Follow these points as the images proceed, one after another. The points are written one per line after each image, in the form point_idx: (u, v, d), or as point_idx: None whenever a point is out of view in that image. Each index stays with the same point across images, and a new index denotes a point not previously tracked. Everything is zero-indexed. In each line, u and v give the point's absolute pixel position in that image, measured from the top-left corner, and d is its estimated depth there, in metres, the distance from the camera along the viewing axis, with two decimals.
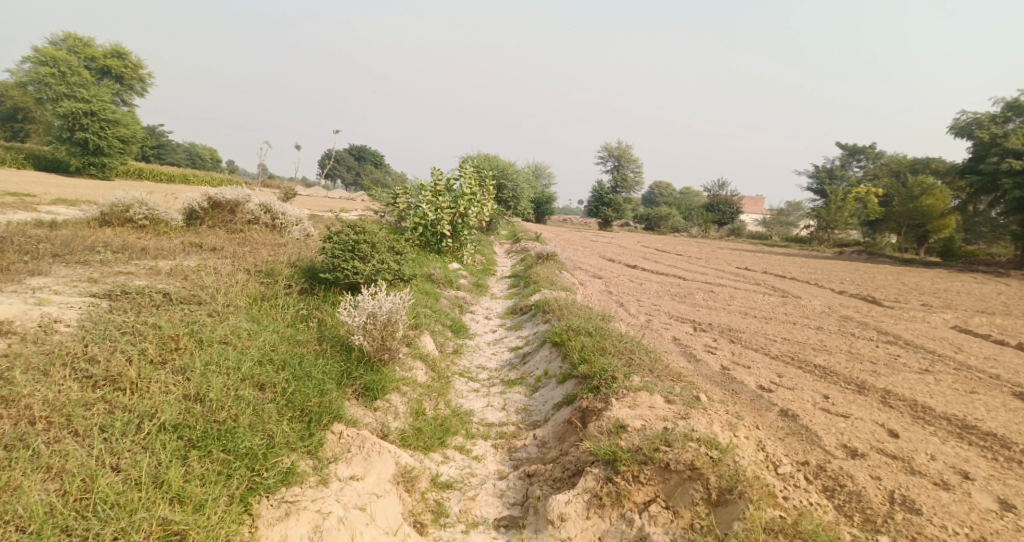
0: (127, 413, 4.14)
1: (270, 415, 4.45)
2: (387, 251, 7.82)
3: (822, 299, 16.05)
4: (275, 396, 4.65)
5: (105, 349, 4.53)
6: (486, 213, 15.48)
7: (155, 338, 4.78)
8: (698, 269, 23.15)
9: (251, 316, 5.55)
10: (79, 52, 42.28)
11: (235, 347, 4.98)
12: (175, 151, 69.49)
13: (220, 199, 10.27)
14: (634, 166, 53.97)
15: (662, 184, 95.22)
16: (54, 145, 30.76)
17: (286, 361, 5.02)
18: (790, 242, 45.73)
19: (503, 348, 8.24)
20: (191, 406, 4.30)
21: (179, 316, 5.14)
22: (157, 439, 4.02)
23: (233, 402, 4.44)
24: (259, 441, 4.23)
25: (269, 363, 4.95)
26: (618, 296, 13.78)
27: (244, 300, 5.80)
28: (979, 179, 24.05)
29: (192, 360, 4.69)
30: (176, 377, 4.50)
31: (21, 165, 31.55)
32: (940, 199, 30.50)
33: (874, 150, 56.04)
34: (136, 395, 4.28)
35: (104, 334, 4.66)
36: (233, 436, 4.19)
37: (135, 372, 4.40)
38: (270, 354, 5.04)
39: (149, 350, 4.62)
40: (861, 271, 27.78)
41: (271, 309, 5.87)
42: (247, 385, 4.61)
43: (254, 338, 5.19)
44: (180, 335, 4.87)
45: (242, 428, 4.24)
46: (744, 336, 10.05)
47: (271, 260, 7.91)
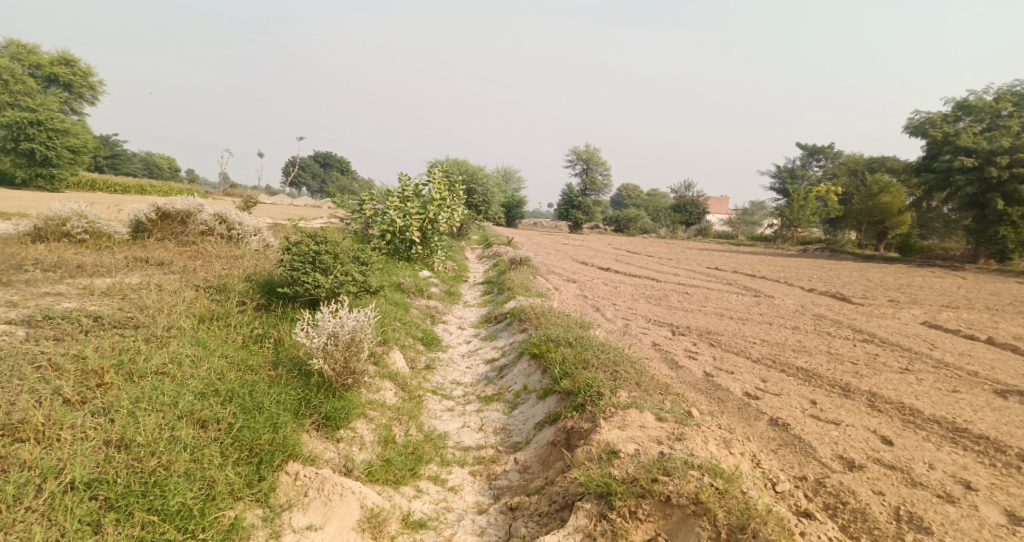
0: (24, 471, 3.59)
1: (211, 459, 3.96)
2: (352, 262, 7.35)
3: (794, 298, 16.02)
4: (219, 434, 4.16)
5: (10, 391, 3.96)
6: (456, 218, 15.05)
7: (74, 373, 4.23)
8: (669, 270, 23.09)
9: (194, 339, 5.02)
10: (23, 60, 40.60)
11: (173, 379, 4.47)
12: (131, 162, 67.40)
13: (169, 209, 9.67)
14: (602, 168, 54.20)
15: (629, 186, 95.91)
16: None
17: (234, 392, 4.53)
18: (756, 241, 46.31)
19: (478, 361, 7.82)
20: (111, 456, 3.78)
21: (106, 344, 4.59)
22: (62, 504, 3.51)
23: (166, 447, 3.93)
24: (196, 495, 3.75)
25: (213, 395, 4.45)
26: (593, 300, 13.48)
27: (187, 321, 5.27)
28: (934, 176, 24.48)
29: (119, 398, 4.16)
30: (95, 420, 3.96)
31: None
32: (897, 196, 31.08)
33: (832, 150, 57.25)
34: (40, 447, 3.72)
35: (11, 373, 4.10)
36: (162, 491, 3.70)
37: (42, 418, 3.84)
38: (216, 385, 4.54)
39: (64, 390, 4.06)
40: (827, 268, 28.09)
41: (220, 330, 5.36)
42: (184, 425, 4.11)
43: (196, 366, 4.68)
44: (105, 369, 4.33)
45: (174, 481, 3.75)
46: (724, 340, 9.82)
47: (224, 274, 7.37)
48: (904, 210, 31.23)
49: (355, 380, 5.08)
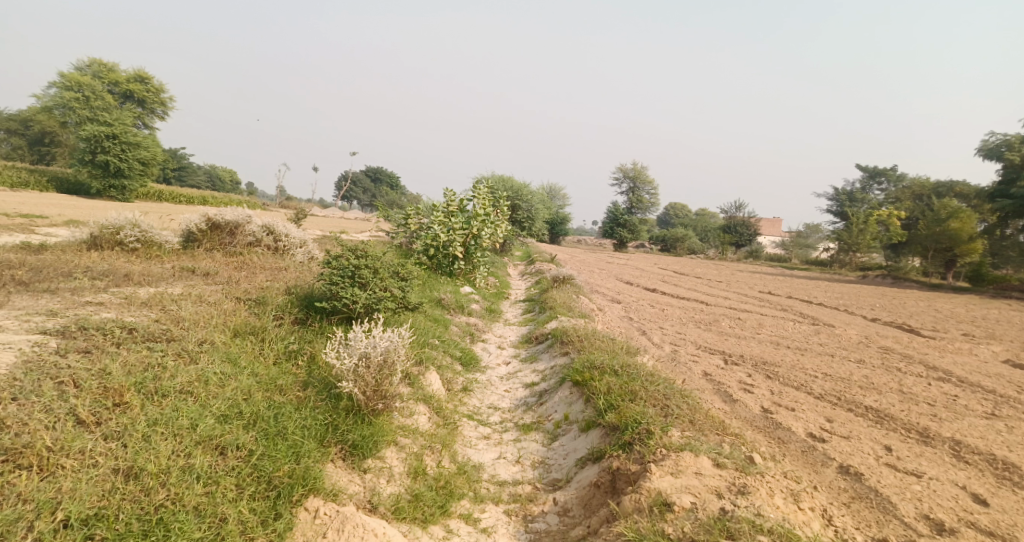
0: (21, 503, 3.43)
1: (224, 494, 3.78)
2: (392, 277, 7.14)
3: (856, 328, 15.12)
4: (237, 464, 3.97)
5: (24, 409, 3.85)
6: (500, 234, 14.81)
7: (95, 391, 4.11)
8: (720, 294, 22.28)
9: (225, 355, 4.88)
10: (102, 77, 42.88)
11: (197, 399, 4.32)
12: (196, 173, 70.20)
13: (218, 220, 9.74)
14: (651, 187, 53.33)
15: (679, 206, 94.40)
16: (75, 168, 30.83)
17: (258, 416, 4.36)
18: (812, 266, 44.60)
19: (518, 384, 7.47)
20: (115, 488, 3.62)
21: (133, 359, 4.48)
22: None
23: (179, 477, 3.77)
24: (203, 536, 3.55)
25: (237, 419, 4.28)
26: (639, 323, 12.98)
27: (220, 335, 5.15)
28: (1009, 202, 22.99)
29: (136, 421, 4.02)
30: (107, 444, 3.83)
31: (43, 187, 31.74)
32: (968, 222, 29.37)
33: (895, 173, 54.93)
34: (42, 476, 3.58)
35: (32, 387, 4.00)
36: (167, 530, 3.52)
37: (51, 442, 3.71)
38: (240, 407, 4.37)
39: (80, 411, 3.93)
40: (889, 296, 26.67)
41: (252, 345, 5.21)
42: (200, 453, 3.94)
43: (222, 385, 4.53)
44: (126, 387, 4.19)
45: (181, 520, 3.57)
46: (780, 371, 9.21)
47: (265, 286, 7.28)
48: (975, 238, 29.48)
49: (387, 404, 4.84)
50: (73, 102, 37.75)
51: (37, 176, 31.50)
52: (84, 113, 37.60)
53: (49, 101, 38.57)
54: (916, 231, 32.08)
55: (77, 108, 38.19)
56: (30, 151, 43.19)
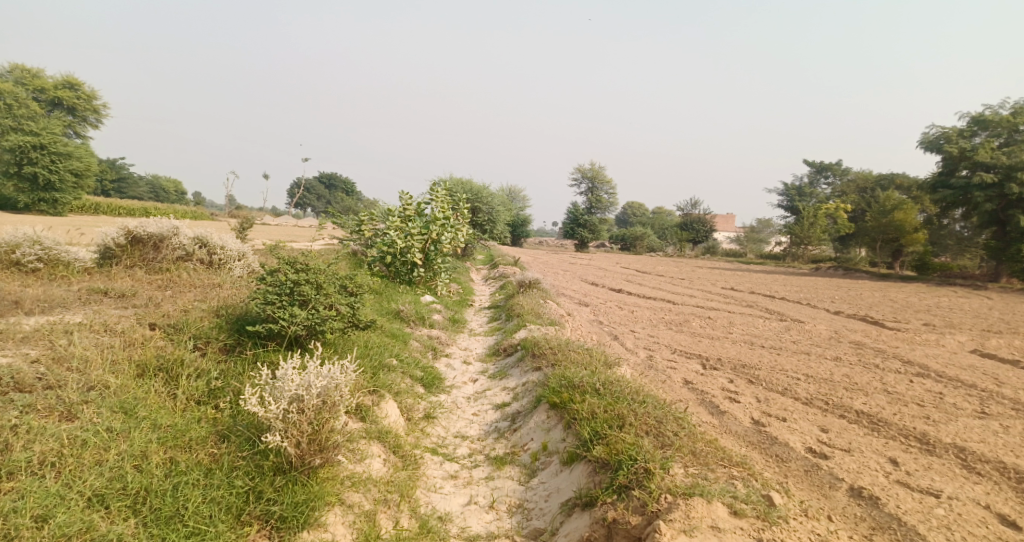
0: None
1: None
2: (339, 291, 6.28)
3: (825, 323, 14.88)
4: None
5: None
6: (461, 238, 14.02)
7: None
8: (684, 292, 21.97)
9: (115, 405, 4.14)
10: (28, 84, 40.28)
11: (61, 477, 3.62)
12: (137, 184, 66.98)
13: (141, 233, 8.70)
14: (608, 187, 53.31)
15: (635, 205, 95.22)
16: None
17: (150, 492, 3.71)
18: (766, 260, 45.21)
19: (486, 408, 6.72)
20: None
21: None
22: None
23: None
24: None
25: (119, 499, 3.64)
26: (609, 327, 12.40)
27: (115, 375, 4.38)
28: (951, 192, 23.38)
29: None
30: None
31: None
32: (911, 213, 29.91)
33: (841, 167, 56.38)
34: None
35: None
36: None
37: None
38: (126, 481, 3.71)
39: None
40: (846, 288, 26.85)
41: (157, 389, 4.43)
42: None
43: (101, 453, 3.81)
44: None
45: None
46: (761, 375, 8.71)
47: (190, 308, 6.37)
48: (918, 229, 30.05)
49: (337, 458, 4.17)
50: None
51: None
52: (9, 122, 35.30)
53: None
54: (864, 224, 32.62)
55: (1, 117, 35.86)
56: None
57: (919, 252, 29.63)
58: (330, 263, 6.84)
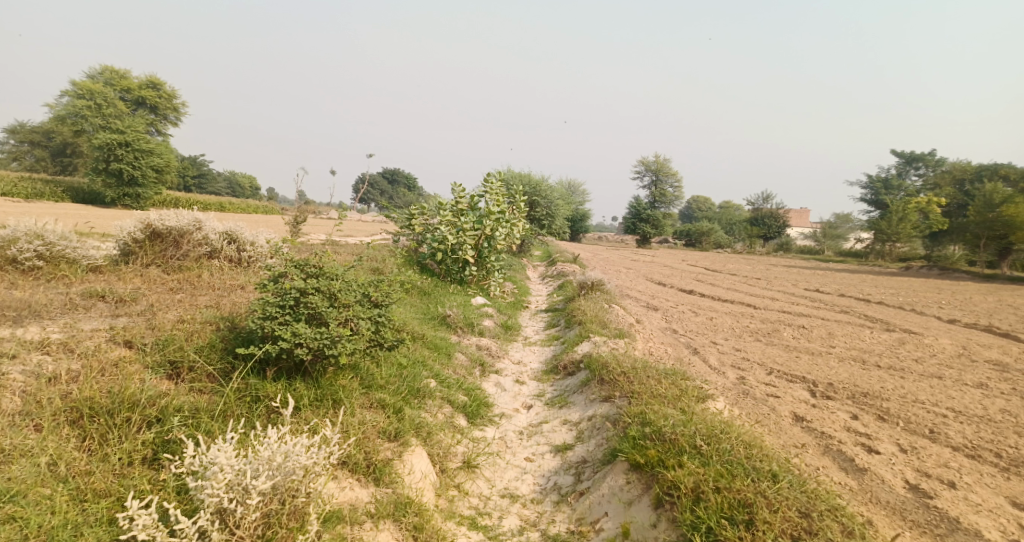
0: None
1: None
2: (361, 300, 4.96)
3: (944, 336, 12.69)
4: None
5: None
6: (517, 234, 12.65)
7: None
8: (765, 293, 19.86)
9: None
10: (114, 85, 41.57)
11: None
12: (216, 181, 69.04)
13: (160, 227, 7.53)
14: (675, 180, 50.73)
15: (702, 199, 91.42)
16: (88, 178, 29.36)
17: None
18: (847, 258, 41.78)
19: (542, 450, 5.32)
20: None
21: None
22: None
23: None
24: None
25: None
26: (686, 338, 10.74)
27: (17, 431, 3.44)
28: None
29: None
30: None
31: (58, 198, 30.41)
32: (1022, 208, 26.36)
33: (933, 158, 51.73)
34: None
35: None
36: None
37: None
38: None
39: None
40: (949, 291, 23.75)
41: (70, 454, 3.46)
42: None
43: None
44: None
45: None
46: (893, 409, 6.90)
47: (190, 316, 5.23)
48: None
49: None
50: (86, 111, 36.77)
51: (52, 186, 30.29)
52: (95, 121, 36.77)
53: (61, 110, 37.78)
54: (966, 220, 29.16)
55: (89, 116, 37.19)
56: (52, 162, 42.81)
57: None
58: (353, 264, 5.52)
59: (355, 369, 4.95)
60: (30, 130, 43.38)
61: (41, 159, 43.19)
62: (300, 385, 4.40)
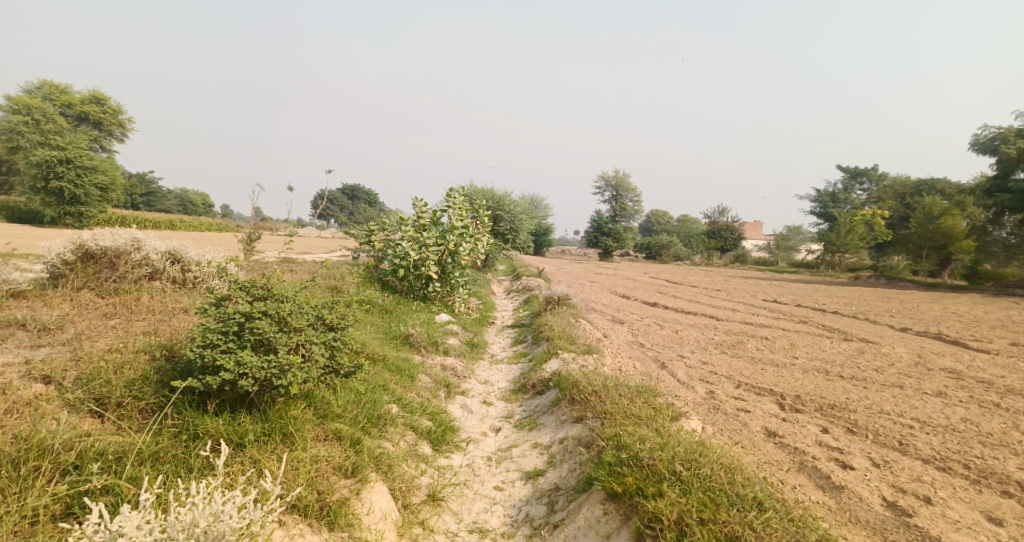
0: None
1: None
2: (314, 322, 4.64)
3: (899, 344, 12.92)
4: None
5: None
6: (481, 249, 12.42)
7: None
8: (725, 305, 20.05)
9: None
10: (55, 99, 39.89)
11: None
12: (166, 198, 66.85)
13: (93, 247, 7.06)
14: (633, 194, 51.37)
15: (659, 213, 92.94)
16: (27, 196, 27.94)
17: None
18: (800, 269, 42.85)
19: (512, 478, 5.05)
20: None
21: None
22: None
23: None
24: None
25: None
26: (653, 352, 10.64)
27: None
28: (1007, 197, 21.09)
29: None
30: None
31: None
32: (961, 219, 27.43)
33: (877, 172, 53.75)
34: None
35: None
36: None
37: None
38: None
39: None
40: (898, 299, 24.47)
41: None
42: None
43: None
44: None
45: None
46: (861, 421, 6.86)
47: (126, 344, 4.82)
48: (970, 235, 27.60)
49: None
50: (24, 126, 35.14)
51: None
52: (34, 136, 35.13)
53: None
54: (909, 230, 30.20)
55: (27, 131, 35.52)
56: None
57: (970, 261, 27.16)
58: (306, 284, 5.19)
59: (308, 397, 4.63)
60: None
61: None
62: (245, 419, 4.05)
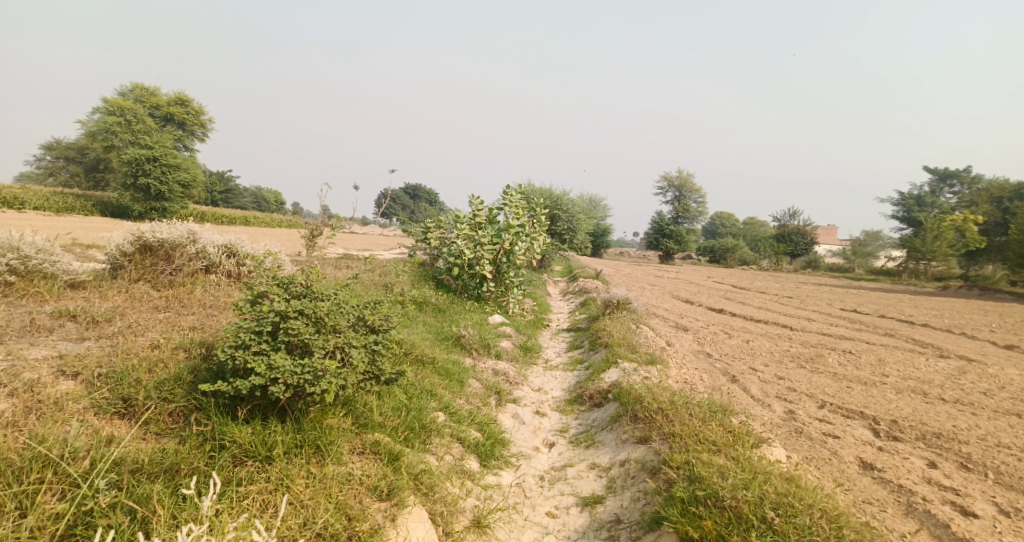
0: None
1: None
2: (353, 323, 4.24)
3: (1004, 364, 11.60)
4: None
5: None
6: (538, 248, 11.91)
7: None
8: (799, 313, 18.80)
9: None
10: (144, 101, 42.03)
11: None
12: (242, 195, 69.61)
13: (151, 239, 6.89)
14: (696, 196, 49.67)
15: (727, 216, 89.94)
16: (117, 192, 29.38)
17: None
18: (879, 276, 40.24)
19: (567, 503, 4.50)
20: None
21: None
22: None
23: None
24: None
25: None
26: (722, 363, 9.85)
27: None
28: None
29: None
30: None
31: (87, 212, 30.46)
32: None
33: (969, 175, 49.97)
34: None
35: None
36: None
37: None
38: None
39: None
40: (995, 312, 22.35)
41: None
42: None
43: None
44: None
45: None
46: (974, 456, 6.00)
47: (166, 339, 4.53)
48: None
49: None
50: (116, 126, 37.18)
51: (83, 200, 30.41)
52: (125, 136, 37.11)
53: (94, 125, 38.07)
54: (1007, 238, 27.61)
55: (119, 131, 37.50)
56: (87, 177, 43.45)
57: None
58: (346, 282, 4.80)
59: (347, 404, 4.23)
60: (65, 146, 44.14)
61: (76, 174, 43.91)
62: (276, 428, 3.67)
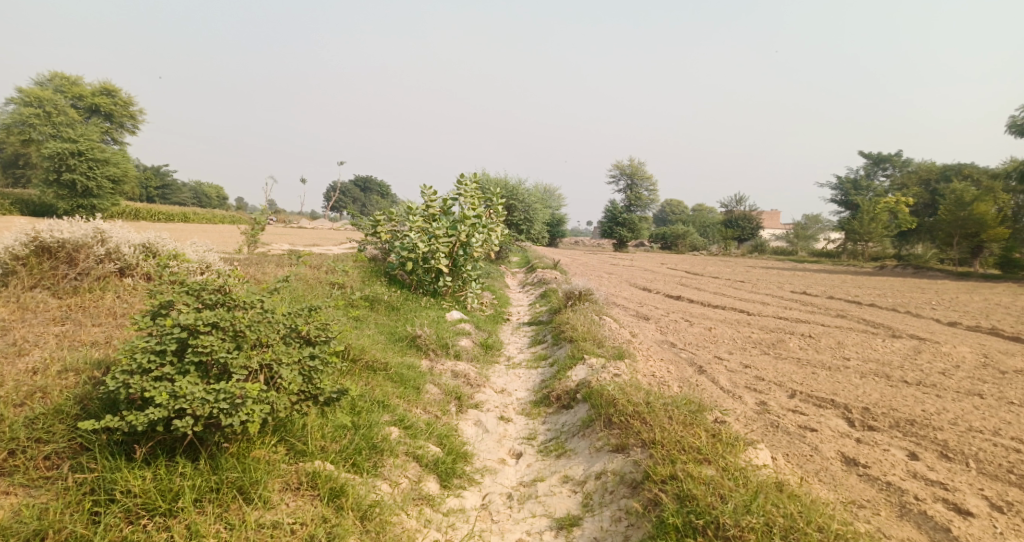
0: None
1: None
2: (282, 333, 3.65)
3: (954, 342, 11.72)
4: None
5: None
6: (495, 240, 11.35)
7: None
8: (752, 297, 18.86)
9: None
10: (66, 92, 39.29)
11: None
12: (180, 191, 66.41)
13: (49, 240, 5.99)
14: (648, 183, 50.04)
15: (674, 203, 91.37)
16: (39, 189, 27.25)
17: None
18: (820, 258, 41.28)
19: (539, 528, 4.06)
20: None
21: None
22: None
23: None
24: None
25: None
26: (687, 353, 9.56)
27: None
28: None
29: None
30: None
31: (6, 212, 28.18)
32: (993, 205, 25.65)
33: (901, 158, 51.88)
34: None
35: None
36: None
37: None
38: None
39: None
40: (932, 290, 22.97)
41: None
42: None
43: None
44: None
45: None
46: (953, 442, 5.80)
47: (49, 360, 3.91)
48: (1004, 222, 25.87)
49: None
50: (35, 119, 34.57)
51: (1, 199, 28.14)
52: (44, 129, 34.44)
53: (9, 118, 35.20)
54: (938, 218, 28.41)
55: (38, 124, 34.74)
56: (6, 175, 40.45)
57: (1004, 249, 25.45)
58: (266, 288, 4.23)
59: (279, 429, 3.75)
60: None
61: None
62: (184, 472, 3.29)
